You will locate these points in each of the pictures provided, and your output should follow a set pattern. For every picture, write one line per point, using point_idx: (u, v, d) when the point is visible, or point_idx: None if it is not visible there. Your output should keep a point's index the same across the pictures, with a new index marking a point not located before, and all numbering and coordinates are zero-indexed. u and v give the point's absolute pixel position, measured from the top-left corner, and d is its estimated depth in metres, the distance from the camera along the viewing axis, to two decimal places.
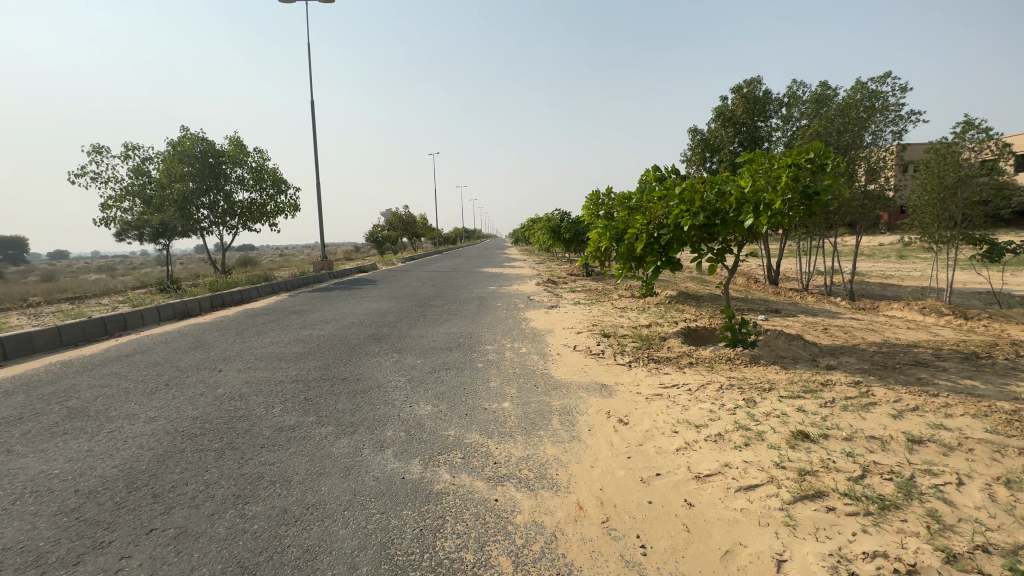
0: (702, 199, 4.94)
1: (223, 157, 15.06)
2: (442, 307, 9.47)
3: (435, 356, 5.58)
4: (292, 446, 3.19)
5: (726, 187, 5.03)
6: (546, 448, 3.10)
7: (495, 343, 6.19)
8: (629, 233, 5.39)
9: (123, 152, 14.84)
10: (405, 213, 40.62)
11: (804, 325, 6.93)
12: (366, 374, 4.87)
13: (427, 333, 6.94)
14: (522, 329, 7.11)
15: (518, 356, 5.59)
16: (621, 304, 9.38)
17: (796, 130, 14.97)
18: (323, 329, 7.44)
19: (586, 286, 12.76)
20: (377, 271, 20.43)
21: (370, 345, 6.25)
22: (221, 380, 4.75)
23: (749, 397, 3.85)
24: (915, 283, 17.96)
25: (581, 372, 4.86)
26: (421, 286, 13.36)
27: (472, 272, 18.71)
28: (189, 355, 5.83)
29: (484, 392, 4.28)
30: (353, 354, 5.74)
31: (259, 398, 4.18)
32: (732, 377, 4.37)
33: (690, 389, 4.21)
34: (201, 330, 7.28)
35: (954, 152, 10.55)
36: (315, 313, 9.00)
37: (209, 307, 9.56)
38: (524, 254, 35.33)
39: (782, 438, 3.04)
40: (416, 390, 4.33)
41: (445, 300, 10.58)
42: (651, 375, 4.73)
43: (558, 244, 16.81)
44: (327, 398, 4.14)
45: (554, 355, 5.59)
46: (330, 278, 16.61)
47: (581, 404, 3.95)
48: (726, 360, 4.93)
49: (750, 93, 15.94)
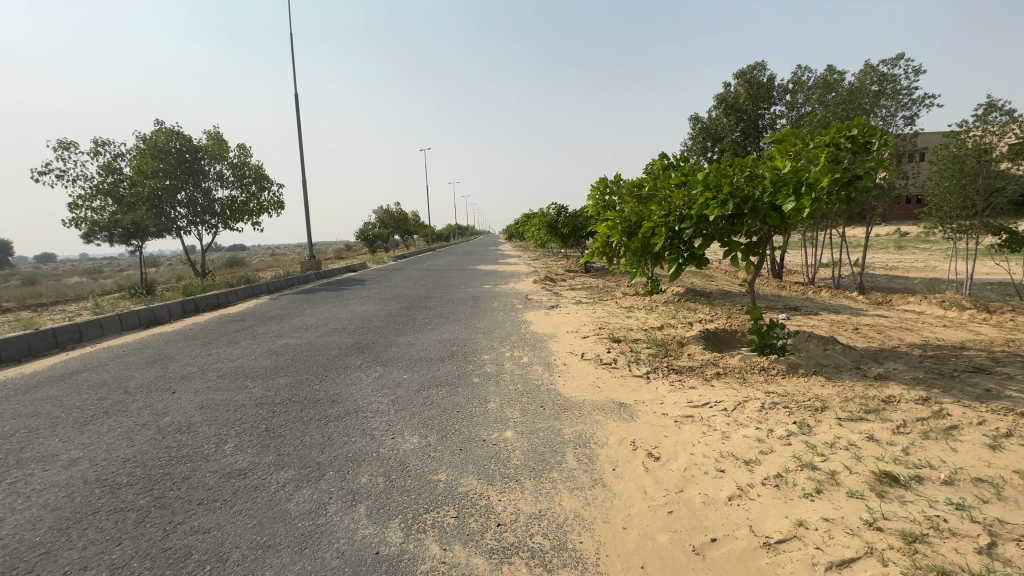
0: (730, 183, 4.26)
1: (200, 152, 14.22)
2: (433, 310, 8.77)
3: (424, 370, 4.89)
4: (239, 503, 2.50)
5: (757, 170, 4.35)
6: (562, 501, 2.43)
7: (493, 352, 5.51)
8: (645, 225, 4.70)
9: (94, 149, 14.04)
10: (397, 210, 39.79)
11: (832, 325, 6.31)
12: (343, 394, 4.19)
13: (416, 340, 6.25)
14: (521, 334, 6.43)
15: (519, 367, 4.92)
16: (626, 303, 8.74)
17: (802, 116, 14.49)
18: (301, 338, 6.72)
19: (587, 284, 12.12)
20: (367, 270, 19.70)
21: (351, 357, 5.54)
22: (172, 406, 4.04)
23: (800, 420, 3.20)
24: (922, 275, 17.47)
25: (593, 387, 4.20)
26: (412, 286, 12.65)
27: (467, 270, 18.01)
28: (143, 373, 5.10)
29: (482, 417, 3.60)
30: (332, 369, 5.04)
31: (211, 430, 3.48)
32: (772, 393, 3.72)
33: (726, 409, 3.55)
34: (165, 342, 6.53)
35: (974, 136, 9.97)
36: (295, 318, 8.28)
37: (180, 313, 8.80)
38: (519, 250, 34.66)
39: (863, 482, 2.39)
40: (400, 416, 3.64)
41: (437, 301, 9.87)
42: (676, 391, 4.07)
43: (555, 239, 16.15)
44: (293, 429, 3.45)
45: (560, 366, 4.92)
46: (317, 278, 15.85)
47: (598, 432, 3.28)
48: (760, 370, 4.28)
49: (754, 79, 15.39)
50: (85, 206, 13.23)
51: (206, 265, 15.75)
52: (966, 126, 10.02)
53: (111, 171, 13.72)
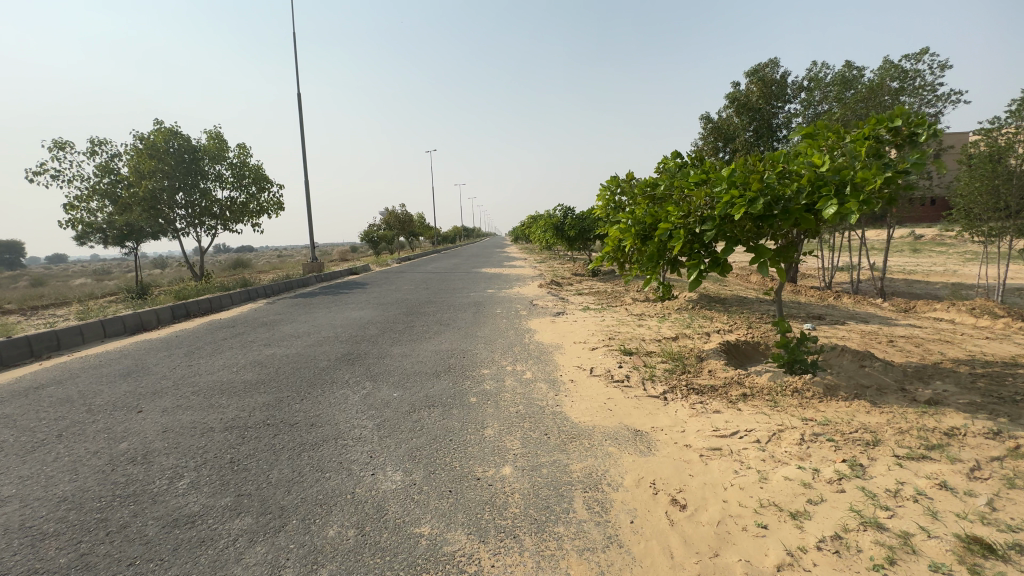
0: (760, 181, 3.77)
1: (199, 153, 13.88)
2: (433, 316, 8.33)
3: (417, 386, 4.44)
4: (177, 564, 2.06)
5: (791, 166, 3.86)
6: (571, 568, 1.97)
7: (493, 366, 5.05)
8: (662, 228, 4.21)
9: (91, 149, 13.78)
10: (402, 212, 39.52)
11: (863, 337, 5.79)
12: (324, 416, 3.75)
13: (411, 351, 5.81)
14: (525, 345, 5.97)
15: (521, 384, 4.46)
16: (636, 310, 8.26)
17: (818, 115, 13.92)
18: (290, 347, 6.31)
19: (594, 289, 11.63)
20: (369, 272, 19.33)
21: (340, 370, 5.11)
22: (133, 429, 3.63)
23: (851, 458, 2.72)
24: (943, 280, 16.83)
25: (604, 411, 3.73)
26: (414, 291, 12.23)
27: (470, 273, 17.58)
28: (113, 388, 4.70)
29: (477, 447, 3.14)
30: (317, 384, 4.62)
31: (168, 462, 3.05)
32: (812, 422, 3.24)
33: (759, 440, 3.07)
34: (145, 352, 6.14)
35: (1007, 134, 9.41)
36: (289, 325, 7.88)
37: (170, 318, 8.44)
38: (524, 253, 34.25)
39: (947, 550, 1.91)
40: (383, 446, 3.19)
41: (438, 307, 9.43)
42: (698, 416, 3.59)
43: (561, 242, 15.67)
44: (260, 461, 3.01)
45: (567, 383, 4.46)
46: (317, 281, 15.48)
47: (611, 468, 2.82)
48: (793, 392, 3.79)
49: (768, 76, 14.85)
50: (81, 207, 12.95)
51: (205, 267, 15.44)
52: (999, 124, 9.46)
53: (108, 170, 13.42)
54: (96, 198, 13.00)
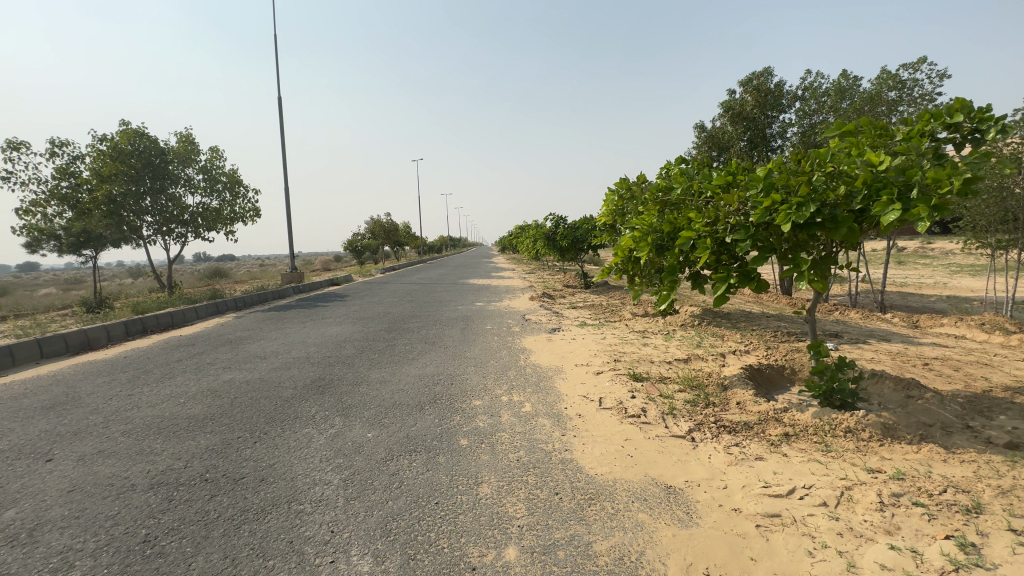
0: (805, 181, 3.16)
1: (167, 155, 13.01)
2: (416, 333, 7.60)
3: (396, 423, 3.73)
4: None
5: (837, 166, 3.27)
6: None
7: (486, 395, 4.36)
8: (685, 235, 3.57)
9: (50, 150, 12.82)
10: (387, 221, 38.71)
11: (893, 359, 5.26)
12: (278, 467, 3.02)
13: (391, 377, 5.09)
14: (520, 368, 5.32)
15: (521, 419, 3.80)
16: (638, 326, 7.67)
17: (814, 124, 13.66)
18: (253, 370, 5.54)
19: (589, 302, 11.04)
20: (351, 283, 18.50)
21: (306, 401, 4.37)
22: (31, 488, 2.85)
23: (957, 534, 2.11)
24: (937, 292, 16.65)
25: (623, 458, 3.08)
26: (397, 303, 11.48)
27: (458, 284, 16.91)
28: (28, 426, 3.89)
29: (471, 515, 2.45)
30: (277, 420, 3.88)
31: (61, 542, 2.30)
32: (885, 479, 2.63)
33: (827, 503, 2.44)
34: (82, 377, 5.31)
35: (1013, 143, 9.14)
36: (256, 343, 7.10)
37: (123, 336, 7.59)
38: (512, 263, 33.65)
39: None
40: (350, 515, 2.47)
41: (422, 322, 8.70)
42: (739, 465, 2.96)
43: (551, 253, 15.09)
44: (184, 541, 2.27)
45: (574, 418, 3.81)
46: (294, 293, 14.62)
47: (649, 548, 2.16)
48: (846, 433, 3.19)
49: (762, 86, 14.55)
50: (35, 212, 11.97)
51: (173, 277, 14.49)
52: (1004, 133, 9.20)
53: (67, 173, 12.48)
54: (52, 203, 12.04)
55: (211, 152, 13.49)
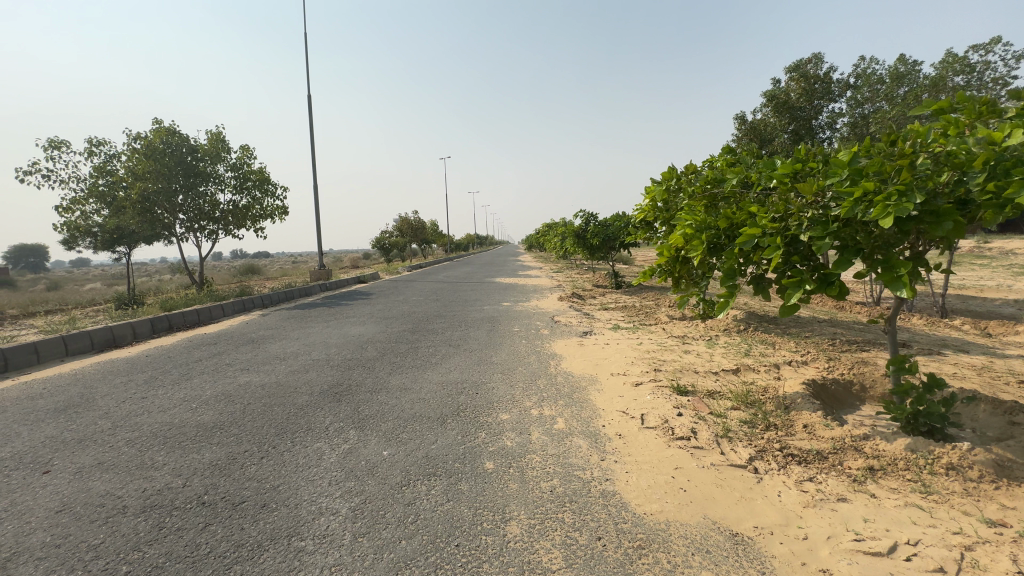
0: (907, 165, 2.61)
1: (198, 153, 13.12)
2: (441, 335, 7.28)
3: (415, 439, 3.37)
4: None
5: (943, 147, 2.72)
6: None
7: (515, 408, 3.97)
8: (751, 232, 3.06)
9: (88, 149, 13.11)
10: (415, 219, 38.84)
11: (979, 376, 4.60)
12: (282, 491, 2.70)
13: (413, 383, 4.75)
14: (551, 376, 4.91)
15: (553, 438, 3.39)
16: (676, 330, 7.14)
17: (868, 113, 12.72)
18: (270, 373, 5.30)
19: (621, 303, 10.53)
20: (378, 281, 18.43)
21: (321, 410, 4.07)
22: (20, 506, 2.61)
23: None
24: (1001, 295, 15.36)
25: (675, 491, 2.64)
26: (423, 302, 11.24)
27: (485, 282, 16.59)
28: (35, 431, 3.72)
29: (497, 564, 2.06)
30: (288, 432, 3.57)
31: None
32: (1015, 538, 2.10)
33: (945, 570, 1.94)
34: (101, 376, 5.19)
35: None
36: (277, 344, 6.91)
37: (149, 333, 7.55)
38: (539, 261, 33.20)
39: None
40: (356, 558, 2.11)
41: (447, 323, 8.39)
42: (819, 507, 2.47)
43: (581, 251, 14.59)
44: None
45: (613, 438, 3.37)
46: (321, 290, 14.61)
47: None
48: (948, 470, 2.65)
49: (810, 73, 13.65)
50: (74, 210, 12.26)
51: (204, 274, 14.68)
52: None
53: (105, 172, 12.74)
54: (90, 201, 12.29)
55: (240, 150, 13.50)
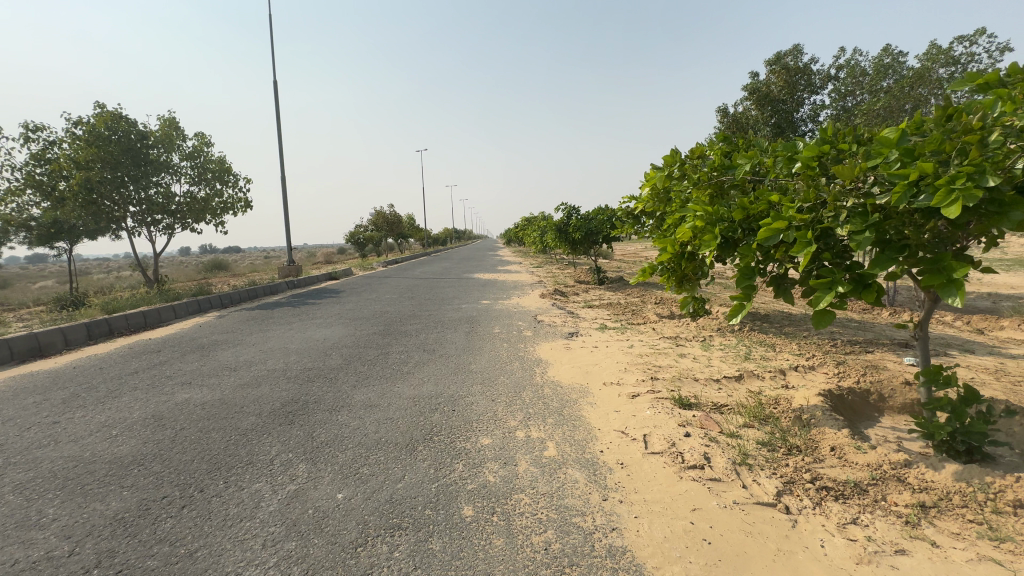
0: (976, 140, 2.09)
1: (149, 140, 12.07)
2: (415, 338, 6.66)
3: (376, 477, 2.77)
4: None
5: (1015, 119, 2.21)
6: None
7: (497, 430, 3.42)
8: (776, 223, 2.53)
9: (25, 135, 11.92)
10: (391, 213, 37.77)
11: (999, 381, 4.25)
12: (199, 560, 2.09)
13: (380, 399, 4.13)
14: (537, 387, 4.38)
15: (544, 469, 2.86)
16: (668, 331, 6.72)
17: (851, 106, 12.51)
18: (215, 387, 4.61)
19: (605, 301, 10.08)
20: (351, 278, 17.60)
21: (269, 435, 3.43)
22: None
23: None
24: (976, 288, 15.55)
25: (699, 546, 2.13)
26: (397, 301, 10.58)
27: (464, 278, 15.97)
28: None
29: None
30: (223, 469, 2.93)
31: None
32: None
33: None
34: (11, 395, 4.42)
35: None
36: (230, 350, 6.19)
37: (83, 340, 6.72)
38: (519, 255, 32.63)
39: None
40: None
41: (421, 324, 7.78)
42: (876, 565, 2.00)
43: (562, 246, 14.09)
44: None
45: (614, 468, 2.86)
46: (289, 289, 13.76)
47: None
48: (1016, 510, 2.23)
49: (793, 65, 13.38)
50: (8, 202, 11.12)
51: (160, 272, 13.65)
52: None
53: (44, 159, 11.60)
54: (26, 192, 11.17)
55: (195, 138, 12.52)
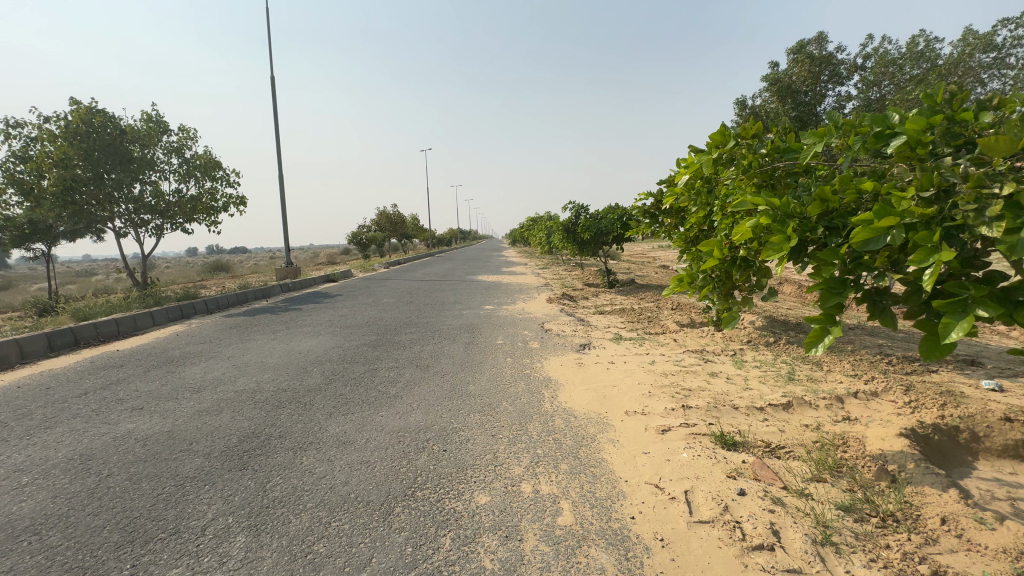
0: None
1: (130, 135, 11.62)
2: (408, 351, 5.97)
3: (333, 563, 2.06)
4: None
5: None
6: None
7: (497, 482, 2.70)
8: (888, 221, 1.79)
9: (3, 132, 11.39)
10: (394, 213, 37.21)
11: None
12: None
13: (356, 434, 3.42)
14: (545, 417, 3.67)
15: (560, 547, 2.14)
16: (691, 344, 5.99)
17: (880, 97, 11.76)
18: (167, 416, 3.91)
19: (617, 306, 9.36)
20: (350, 280, 16.96)
21: (210, 488, 2.73)
22: None
23: None
24: None
25: None
26: (394, 306, 9.91)
27: (467, 281, 15.33)
28: None
29: None
30: (136, 545, 2.23)
31: None
32: None
33: None
34: None
35: None
36: (200, 366, 5.50)
37: (42, 351, 6.08)
38: (524, 256, 31.92)
39: None
40: None
41: (417, 333, 7.10)
42: None
43: (569, 247, 13.39)
44: None
45: (653, 548, 2.13)
46: (283, 293, 13.12)
47: None
48: None
49: (816, 55, 12.64)
50: None
51: (148, 274, 13.04)
52: None
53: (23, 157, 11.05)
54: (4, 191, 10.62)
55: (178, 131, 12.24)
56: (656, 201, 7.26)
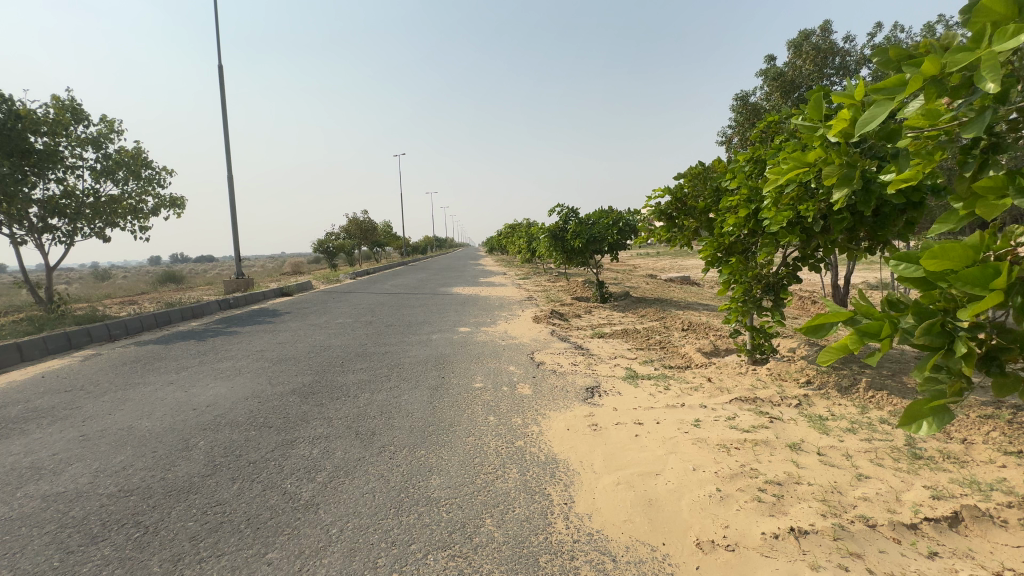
0: None
1: (21, 122, 9.96)
2: (351, 403, 4.31)
3: None
4: None
5: None
6: None
7: None
8: None
9: None
10: (364, 219, 35.19)
11: None
12: None
13: None
14: (562, 563, 2.07)
15: None
16: (731, 388, 4.52)
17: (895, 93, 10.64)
18: None
19: (616, 328, 7.87)
20: (307, 293, 15.04)
21: None
22: None
23: None
24: None
25: None
26: (349, 329, 8.16)
27: (439, 294, 13.64)
28: None
29: None
30: None
31: None
32: None
33: None
34: None
35: None
36: (32, 436, 3.69)
37: None
38: (503, 265, 30.42)
39: None
40: None
41: (369, 370, 5.42)
42: None
43: (554, 256, 11.86)
44: None
45: None
46: (222, 312, 11.16)
47: None
48: None
49: (822, 46, 11.04)
50: None
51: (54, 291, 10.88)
52: None
53: None
54: None
55: (70, 93, 10.20)
56: (673, 200, 5.83)
